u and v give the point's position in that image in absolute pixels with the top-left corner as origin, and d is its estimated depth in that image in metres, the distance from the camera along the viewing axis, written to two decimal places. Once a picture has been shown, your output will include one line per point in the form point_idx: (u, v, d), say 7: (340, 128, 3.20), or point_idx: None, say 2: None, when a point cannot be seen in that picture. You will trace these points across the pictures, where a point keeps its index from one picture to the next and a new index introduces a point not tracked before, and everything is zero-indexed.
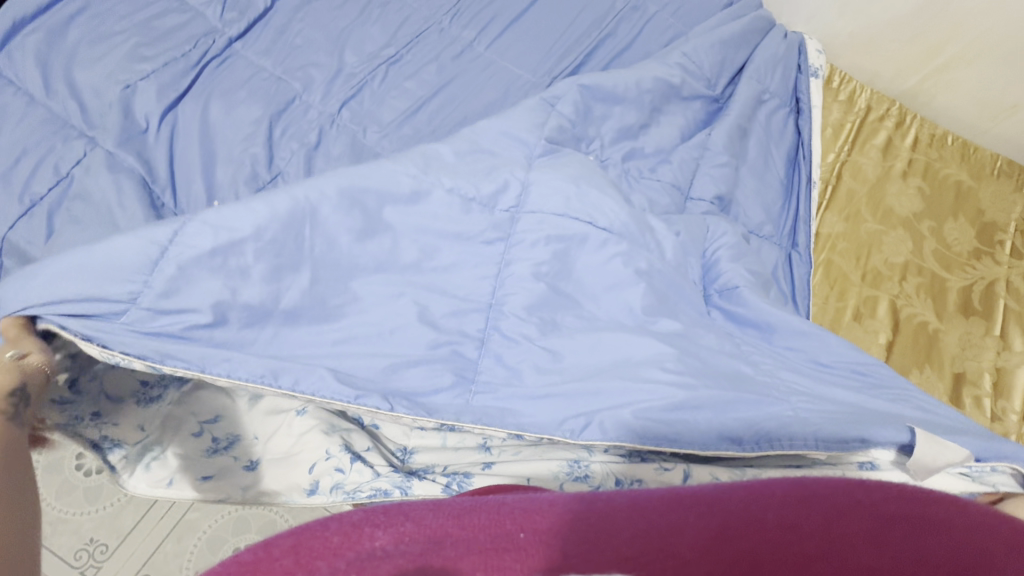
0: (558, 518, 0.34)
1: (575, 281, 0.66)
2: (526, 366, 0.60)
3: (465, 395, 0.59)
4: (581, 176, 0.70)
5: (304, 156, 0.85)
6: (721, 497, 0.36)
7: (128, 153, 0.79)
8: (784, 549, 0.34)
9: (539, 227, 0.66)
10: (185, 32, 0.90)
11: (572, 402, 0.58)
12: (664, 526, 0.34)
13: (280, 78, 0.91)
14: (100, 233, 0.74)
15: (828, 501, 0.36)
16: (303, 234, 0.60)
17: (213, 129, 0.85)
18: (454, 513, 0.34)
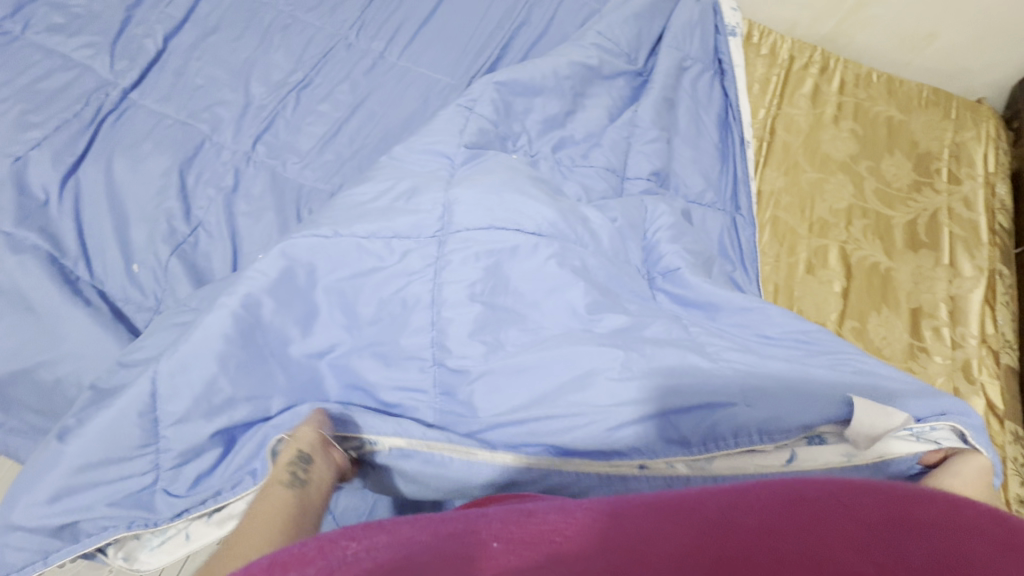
0: (538, 533, 0.34)
1: (513, 293, 0.64)
2: (478, 399, 0.59)
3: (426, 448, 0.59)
4: (505, 180, 0.69)
5: (223, 201, 0.81)
6: (700, 504, 0.36)
7: (29, 229, 0.74)
8: (761, 545, 0.32)
9: (465, 246, 0.64)
10: (74, 90, 0.84)
11: (522, 428, 0.57)
12: (639, 539, 0.33)
13: (185, 123, 0.87)
14: (12, 321, 0.69)
15: (813, 502, 0.35)
16: (235, 311, 0.59)
17: (120, 189, 0.80)
18: (432, 525, 0.35)
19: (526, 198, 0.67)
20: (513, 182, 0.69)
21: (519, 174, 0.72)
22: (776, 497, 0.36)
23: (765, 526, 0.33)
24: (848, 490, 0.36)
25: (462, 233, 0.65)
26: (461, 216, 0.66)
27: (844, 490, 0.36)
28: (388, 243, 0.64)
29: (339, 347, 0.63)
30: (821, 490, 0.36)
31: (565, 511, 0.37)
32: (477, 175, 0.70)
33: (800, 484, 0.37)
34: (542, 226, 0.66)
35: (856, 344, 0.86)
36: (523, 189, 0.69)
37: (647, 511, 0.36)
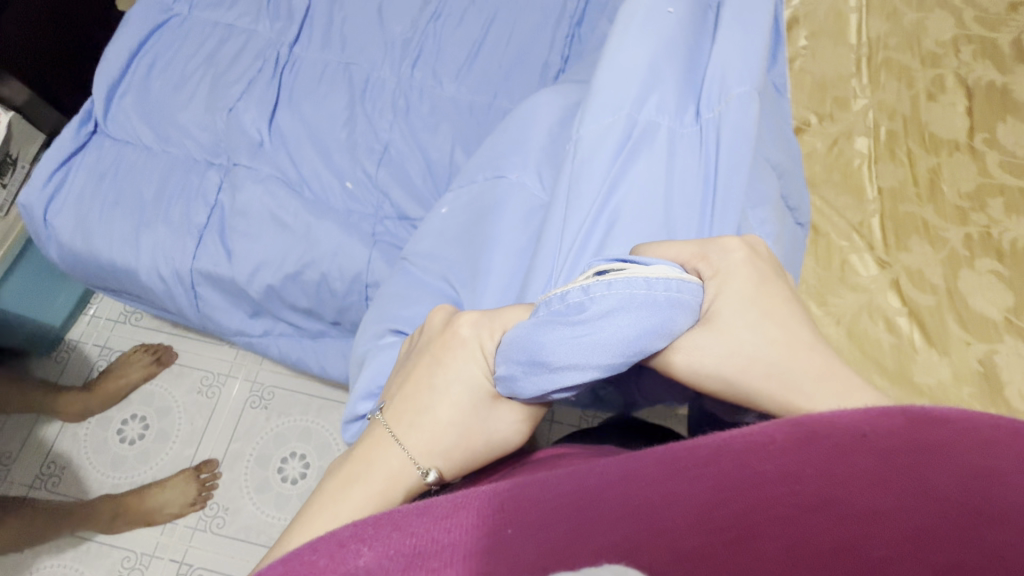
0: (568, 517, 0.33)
1: (686, 125, 0.68)
2: (643, 188, 0.64)
3: (582, 316, 0.45)
4: (651, 60, 0.69)
5: (402, 122, 0.91)
6: (730, 452, 0.33)
7: (262, 163, 0.85)
8: (776, 501, 0.30)
9: (658, 85, 0.68)
10: (250, 51, 0.95)
11: (639, 279, 0.45)
12: (654, 499, 0.33)
13: (347, 64, 0.96)
14: (271, 235, 0.79)
15: (820, 445, 0.31)
16: (473, 186, 0.73)
17: (313, 124, 0.89)
18: (446, 514, 0.36)
19: (667, 90, 0.68)
20: (676, 63, 0.69)
21: (676, 40, 0.70)
22: (796, 437, 0.32)
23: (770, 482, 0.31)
24: (856, 426, 0.32)
25: (610, 101, 0.67)
26: (613, 98, 0.67)
27: (856, 426, 0.32)
28: (613, 69, 0.69)
29: (532, 182, 0.71)
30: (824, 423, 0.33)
31: (608, 470, 0.36)
32: (631, 44, 0.70)
33: (804, 425, 0.33)
34: (682, 109, 0.69)
35: (990, 153, 0.92)
36: (682, 74, 0.70)
37: (663, 470, 0.34)
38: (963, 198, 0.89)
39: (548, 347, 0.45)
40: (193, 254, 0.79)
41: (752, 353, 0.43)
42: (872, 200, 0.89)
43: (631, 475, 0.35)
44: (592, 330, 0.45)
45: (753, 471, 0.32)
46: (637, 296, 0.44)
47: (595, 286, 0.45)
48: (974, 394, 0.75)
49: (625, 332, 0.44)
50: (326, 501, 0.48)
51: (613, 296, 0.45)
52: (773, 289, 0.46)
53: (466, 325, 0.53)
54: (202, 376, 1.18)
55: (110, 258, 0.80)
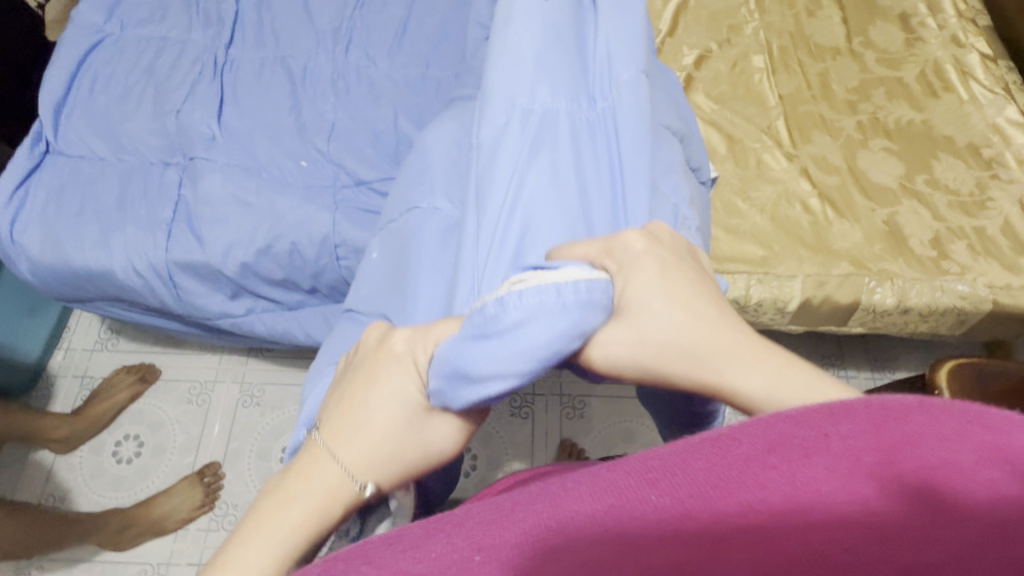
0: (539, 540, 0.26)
1: (587, 113, 0.65)
2: (553, 180, 0.59)
3: (497, 327, 0.44)
4: (540, 51, 0.66)
5: (344, 102, 0.97)
6: (743, 449, 0.27)
7: (217, 153, 0.89)
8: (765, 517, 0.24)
9: (550, 75, 0.65)
10: (187, 58, 0.99)
11: (549, 283, 0.45)
12: (619, 523, 0.25)
13: (284, 57, 1.01)
14: (237, 216, 0.83)
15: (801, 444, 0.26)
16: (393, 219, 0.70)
17: (259, 115, 0.95)
18: (412, 544, 0.29)
19: (568, 78, 0.66)
20: (563, 51, 0.67)
21: (559, 25, 0.68)
22: (817, 438, 0.26)
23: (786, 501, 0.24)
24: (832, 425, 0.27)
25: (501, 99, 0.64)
26: (507, 94, 0.64)
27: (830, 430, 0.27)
28: (498, 70, 0.66)
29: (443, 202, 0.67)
30: (851, 425, 0.26)
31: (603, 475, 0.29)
32: (512, 36, 0.67)
33: (777, 428, 0.28)
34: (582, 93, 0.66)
35: (867, 52, 1.05)
36: (570, 59, 0.67)
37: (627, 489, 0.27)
38: (850, 93, 1.01)
39: (468, 365, 0.44)
40: (165, 246, 0.83)
41: (662, 338, 0.43)
42: (775, 105, 1.00)
43: (620, 480, 0.27)
44: (509, 342, 0.44)
45: (760, 472, 0.25)
46: (549, 299, 0.44)
47: (509, 296, 0.45)
48: (885, 249, 0.86)
49: (542, 334, 0.43)
50: (261, 520, 0.40)
51: (528, 301, 0.44)
52: (678, 274, 0.46)
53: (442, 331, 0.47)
54: (189, 387, 1.21)
55: (83, 264, 0.83)
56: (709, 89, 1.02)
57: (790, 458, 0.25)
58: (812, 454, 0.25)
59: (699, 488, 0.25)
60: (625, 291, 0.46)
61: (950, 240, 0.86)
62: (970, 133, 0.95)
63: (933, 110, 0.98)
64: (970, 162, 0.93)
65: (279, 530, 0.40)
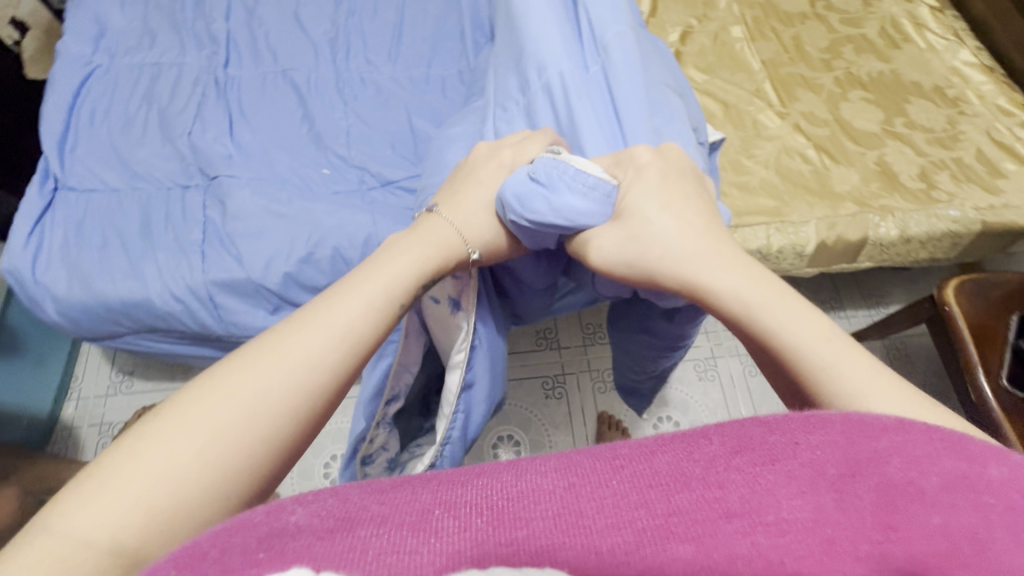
0: (535, 523, 0.25)
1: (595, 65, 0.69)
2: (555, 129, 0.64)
3: (519, 182, 0.54)
4: (535, 22, 0.71)
5: (355, 108, 0.98)
6: (814, 471, 0.26)
7: (240, 169, 0.89)
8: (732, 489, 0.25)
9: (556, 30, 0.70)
10: (186, 80, 0.98)
11: (567, 165, 0.55)
12: (600, 494, 0.26)
13: (285, 70, 1.01)
14: (276, 228, 0.84)
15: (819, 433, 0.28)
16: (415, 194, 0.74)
17: (270, 129, 0.94)
18: (382, 493, 0.28)
19: (566, 42, 0.70)
20: (560, 17, 0.71)
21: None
22: (905, 485, 0.25)
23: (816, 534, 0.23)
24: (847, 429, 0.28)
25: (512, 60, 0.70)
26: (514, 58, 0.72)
27: (846, 429, 0.28)
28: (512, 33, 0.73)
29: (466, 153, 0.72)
30: (935, 478, 0.25)
31: (635, 456, 0.29)
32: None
33: (797, 424, 0.29)
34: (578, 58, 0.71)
35: (830, 15, 1.14)
36: (567, 31, 0.72)
37: (617, 464, 0.28)
38: (823, 52, 1.10)
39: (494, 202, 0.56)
40: (201, 268, 0.82)
41: (655, 237, 0.51)
42: (759, 70, 1.07)
43: (653, 478, 0.26)
44: (528, 193, 0.54)
45: (818, 502, 0.24)
46: (566, 173, 0.54)
47: (541, 162, 0.55)
48: (881, 186, 0.94)
49: (547, 196, 0.53)
50: (251, 364, 0.39)
51: (549, 174, 0.54)
52: (677, 184, 0.54)
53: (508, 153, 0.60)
54: None
55: (117, 296, 0.81)
56: (696, 62, 1.08)
57: (865, 513, 0.24)
58: (896, 522, 0.24)
59: (744, 511, 0.24)
60: (626, 195, 0.54)
61: (935, 172, 0.95)
62: (933, 77, 1.05)
63: (897, 60, 1.08)
64: (938, 102, 1.02)
65: (275, 365, 0.39)
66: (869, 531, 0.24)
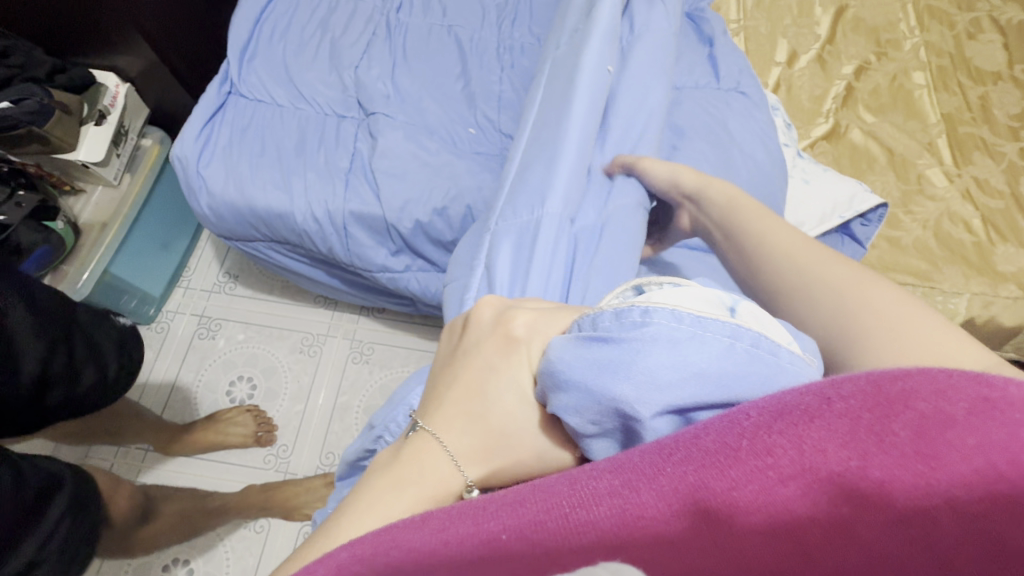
0: (604, 521, 0.27)
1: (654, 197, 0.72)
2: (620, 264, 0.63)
3: (601, 362, 0.35)
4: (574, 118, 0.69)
5: (511, 74, 0.98)
6: (851, 423, 0.26)
7: (397, 112, 0.92)
8: (761, 475, 0.26)
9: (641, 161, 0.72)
10: (361, 17, 1.01)
11: (683, 323, 0.33)
12: (646, 501, 0.27)
13: (450, 26, 1.03)
14: (421, 176, 0.86)
15: (812, 405, 0.27)
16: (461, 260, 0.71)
17: (429, 79, 0.96)
18: (444, 526, 0.30)
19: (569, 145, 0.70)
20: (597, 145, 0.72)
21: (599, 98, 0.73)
22: (937, 417, 0.25)
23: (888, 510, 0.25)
24: (822, 391, 0.28)
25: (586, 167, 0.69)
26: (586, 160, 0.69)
27: (818, 392, 0.28)
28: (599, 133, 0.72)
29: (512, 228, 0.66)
30: (974, 404, 0.25)
31: (679, 442, 0.29)
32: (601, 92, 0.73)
33: (785, 394, 0.28)
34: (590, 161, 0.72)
35: None
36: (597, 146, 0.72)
37: (648, 458, 0.29)
38: (1012, 119, 1.01)
39: (595, 390, 0.35)
40: (342, 196, 0.85)
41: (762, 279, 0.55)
42: (935, 123, 1.00)
43: (703, 459, 0.27)
44: (630, 364, 0.34)
45: (863, 449, 0.25)
46: (678, 330, 0.33)
47: (628, 312, 0.35)
48: None
49: (658, 396, 0.33)
50: (413, 460, 0.44)
51: (670, 345, 0.33)
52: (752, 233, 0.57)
53: (520, 323, 0.46)
54: (302, 337, 1.24)
55: (265, 205, 0.85)
56: (868, 101, 1.02)
57: (904, 450, 0.25)
58: (935, 452, 0.24)
59: (797, 473, 0.26)
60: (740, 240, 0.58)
61: None
62: None
63: None
64: None
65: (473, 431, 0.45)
66: (912, 466, 0.24)
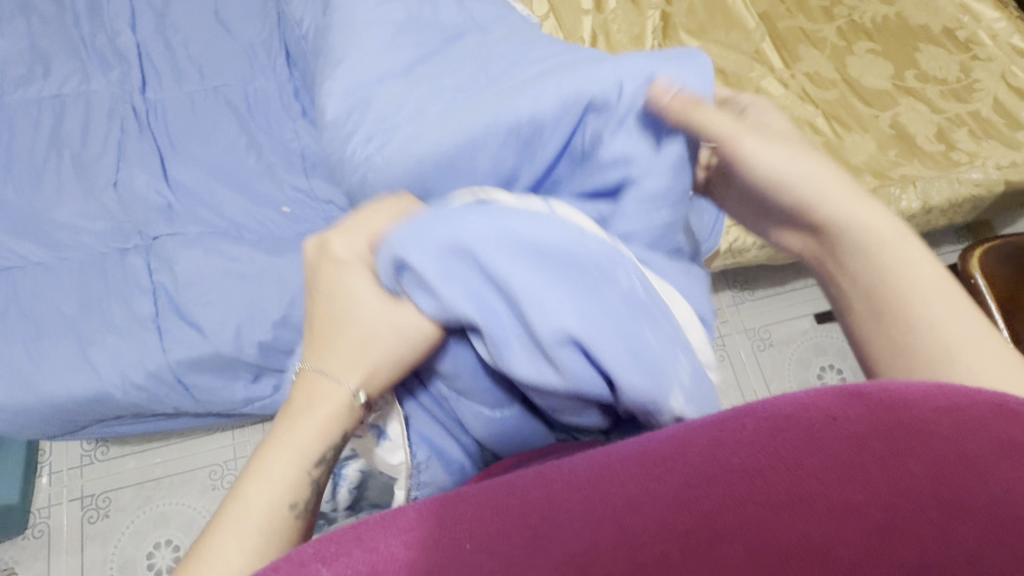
0: (576, 544, 0.23)
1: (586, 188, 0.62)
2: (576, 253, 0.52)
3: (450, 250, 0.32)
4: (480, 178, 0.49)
5: (307, 124, 0.84)
6: (957, 443, 0.23)
7: (187, 222, 0.76)
8: (811, 494, 0.23)
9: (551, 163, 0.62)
10: (97, 114, 0.82)
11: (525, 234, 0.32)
12: (623, 500, 0.24)
13: (214, 87, 0.86)
14: (243, 290, 0.72)
15: (906, 415, 0.24)
16: None
17: (214, 163, 0.80)
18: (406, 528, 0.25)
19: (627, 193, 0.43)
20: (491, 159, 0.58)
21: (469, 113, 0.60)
22: None
23: (803, 444, 0.24)
24: (932, 407, 0.24)
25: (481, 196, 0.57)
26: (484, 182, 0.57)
27: (916, 394, 0.25)
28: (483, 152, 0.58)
29: None
30: None
31: (724, 439, 0.25)
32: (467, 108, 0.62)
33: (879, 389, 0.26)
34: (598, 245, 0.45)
35: None
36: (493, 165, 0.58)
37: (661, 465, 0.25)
38: None
39: (452, 245, 0.32)
40: (161, 348, 0.71)
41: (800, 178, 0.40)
42: (755, 27, 0.96)
43: (737, 467, 0.24)
44: (476, 234, 0.32)
45: (934, 457, 0.23)
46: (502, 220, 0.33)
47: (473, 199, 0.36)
48: (900, 152, 0.86)
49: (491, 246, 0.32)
50: (273, 445, 0.35)
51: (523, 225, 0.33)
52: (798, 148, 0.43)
53: (336, 245, 0.38)
54: (209, 472, 1.10)
55: (67, 394, 0.69)
56: (687, 25, 0.96)
57: (993, 492, 0.22)
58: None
59: (837, 476, 0.23)
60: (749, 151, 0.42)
61: (952, 129, 0.88)
62: (941, 18, 0.96)
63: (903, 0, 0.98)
64: (950, 47, 0.94)
65: (300, 425, 0.36)
66: (986, 528, 0.21)
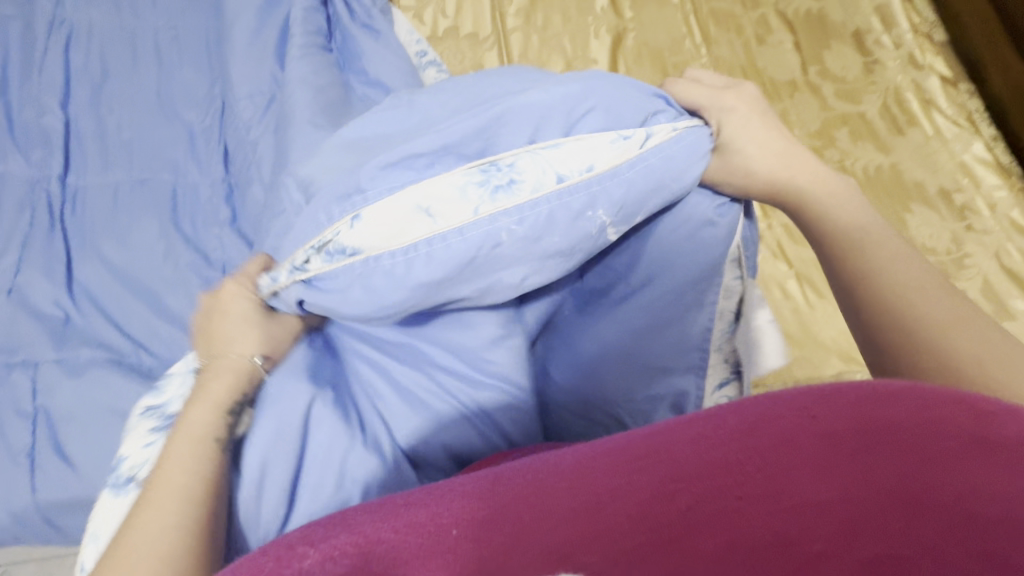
0: (551, 534, 0.29)
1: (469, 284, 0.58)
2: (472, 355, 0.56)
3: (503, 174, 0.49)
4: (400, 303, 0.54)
5: (232, 234, 0.76)
6: (831, 443, 0.29)
7: (82, 343, 0.70)
8: (722, 491, 0.29)
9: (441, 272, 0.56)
10: (7, 201, 0.76)
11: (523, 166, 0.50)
12: (590, 499, 0.30)
13: (142, 178, 0.80)
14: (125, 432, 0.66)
15: (777, 425, 0.31)
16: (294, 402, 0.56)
17: (124, 270, 0.74)
18: (397, 515, 0.32)
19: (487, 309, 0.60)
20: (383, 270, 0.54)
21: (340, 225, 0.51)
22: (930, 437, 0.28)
23: (782, 439, 0.30)
24: (804, 405, 0.32)
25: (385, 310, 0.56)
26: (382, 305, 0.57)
27: (801, 406, 0.31)
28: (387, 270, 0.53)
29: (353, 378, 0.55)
30: (959, 432, 0.28)
31: (647, 449, 0.32)
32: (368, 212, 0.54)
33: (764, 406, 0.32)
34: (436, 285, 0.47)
35: (824, 84, 0.95)
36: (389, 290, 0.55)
37: (611, 462, 0.32)
38: (812, 138, 0.92)
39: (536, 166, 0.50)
40: (29, 487, 0.64)
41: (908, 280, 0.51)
42: None
43: (668, 474, 0.30)
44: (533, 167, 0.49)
45: (838, 472, 0.29)
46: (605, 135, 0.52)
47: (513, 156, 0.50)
48: None
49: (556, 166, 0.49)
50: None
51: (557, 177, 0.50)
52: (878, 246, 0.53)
53: None
54: None
55: None
56: None
57: (901, 464, 0.28)
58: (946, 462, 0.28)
59: (761, 495, 0.29)
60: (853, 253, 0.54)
61: None
62: (940, 177, 0.88)
63: (900, 151, 0.91)
64: (944, 212, 0.87)
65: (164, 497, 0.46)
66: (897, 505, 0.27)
